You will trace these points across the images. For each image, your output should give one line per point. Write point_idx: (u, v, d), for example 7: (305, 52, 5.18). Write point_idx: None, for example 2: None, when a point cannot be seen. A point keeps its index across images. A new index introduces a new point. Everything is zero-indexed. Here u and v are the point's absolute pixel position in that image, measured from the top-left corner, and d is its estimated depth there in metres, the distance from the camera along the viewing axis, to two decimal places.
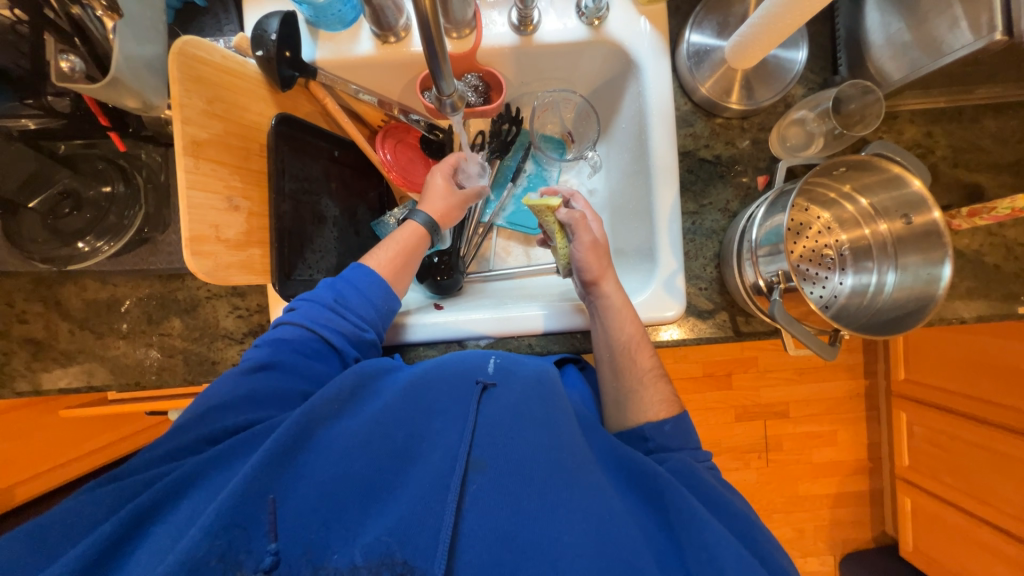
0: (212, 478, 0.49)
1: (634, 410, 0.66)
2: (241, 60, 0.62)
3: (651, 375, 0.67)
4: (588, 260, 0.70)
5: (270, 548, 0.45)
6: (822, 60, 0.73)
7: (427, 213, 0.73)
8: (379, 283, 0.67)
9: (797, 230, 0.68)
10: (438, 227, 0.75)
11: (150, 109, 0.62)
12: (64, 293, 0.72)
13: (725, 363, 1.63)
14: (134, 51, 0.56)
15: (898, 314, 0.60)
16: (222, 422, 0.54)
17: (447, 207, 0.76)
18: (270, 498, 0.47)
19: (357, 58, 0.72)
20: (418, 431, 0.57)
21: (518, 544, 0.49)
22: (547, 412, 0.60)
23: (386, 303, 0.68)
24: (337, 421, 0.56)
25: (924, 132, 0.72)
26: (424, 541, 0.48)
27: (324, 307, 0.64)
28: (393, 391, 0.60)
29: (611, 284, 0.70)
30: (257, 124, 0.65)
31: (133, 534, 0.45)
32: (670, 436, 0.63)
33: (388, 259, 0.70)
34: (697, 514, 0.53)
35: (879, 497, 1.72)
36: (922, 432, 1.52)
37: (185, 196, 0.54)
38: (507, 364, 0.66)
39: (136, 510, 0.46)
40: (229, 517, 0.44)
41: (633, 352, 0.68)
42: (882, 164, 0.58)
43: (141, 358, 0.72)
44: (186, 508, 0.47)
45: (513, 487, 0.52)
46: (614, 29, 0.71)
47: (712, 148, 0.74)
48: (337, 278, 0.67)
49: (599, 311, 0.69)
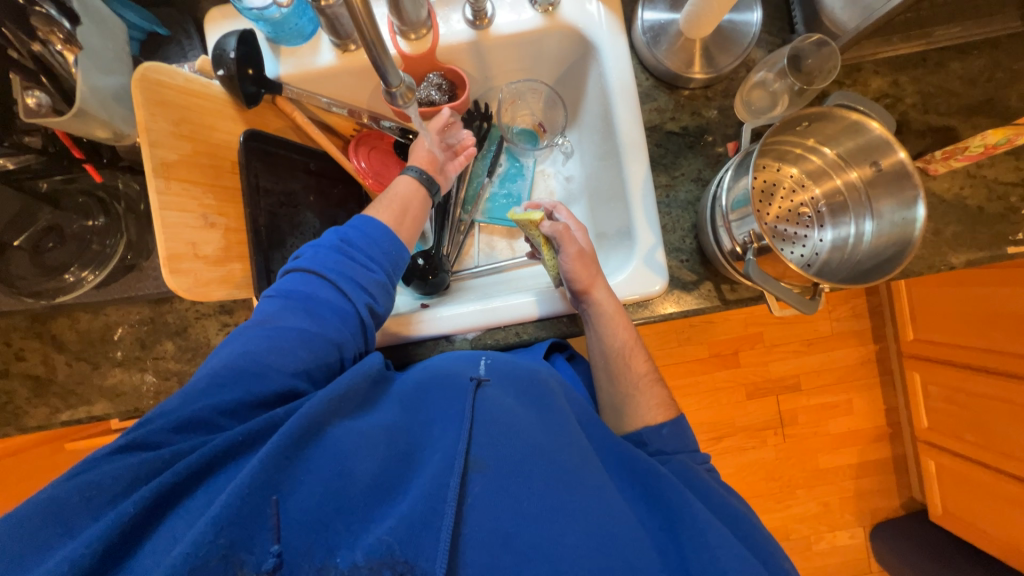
0: (231, 463, 0.48)
1: (631, 415, 0.66)
2: (205, 82, 0.63)
3: (645, 380, 0.68)
4: (577, 271, 0.67)
5: (273, 549, 0.44)
6: (779, 21, 0.73)
7: (419, 166, 0.74)
8: (385, 230, 0.68)
9: (769, 190, 0.68)
10: (433, 179, 0.76)
11: (122, 138, 0.64)
12: (58, 326, 0.73)
13: (731, 341, 1.62)
14: (99, 82, 0.58)
15: (875, 262, 0.60)
16: (236, 395, 0.51)
17: (435, 157, 0.76)
18: (273, 498, 0.45)
19: (320, 70, 0.74)
20: (417, 437, 0.57)
21: (517, 546, 0.48)
22: (548, 415, 0.60)
23: (393, 250, 0.68)
24: (347, 418, 0.55)
25: (890, 82, 0.72)
26: (427, 543, 0.47)
27: (332, 249, 0.65)
28: (394, 400, 0.60)
29: (603, 293, 0.68)
30: (227, 142, 0.67)
31: (150, 522, 0.43)
32: (667, 439, 0.63)
33: (386, 209, 0.70)
34: (698, 518, 0.53)
35: (902, 463, 1.68)
36: (938, 391, 1.50)
37: (159, 216, 0.56)
38: (501, 363, 0.65)
39: (153, 493, 0.43)
40: (232, 513, 0.42)
41: (629, 357, 0.68)
42: (841, 113, 0.58)
43: (138, 383, 0.74)
44: (202, 496, 0.45)
45: (513, 487, 0.52)
46: (568, 13, 0.72)
47: (678, 120, 0.74)
48: (342, 226, 0.68)
49: (592, 316, 0.69)
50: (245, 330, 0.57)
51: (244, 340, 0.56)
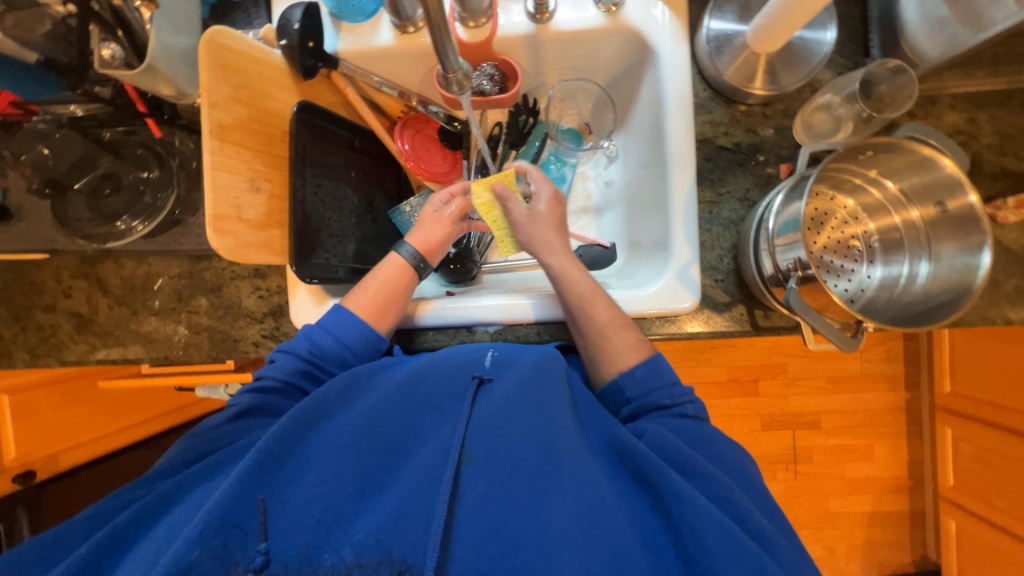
0: (209, 486, 0.54)
1: (607, 365, 0.66)
2: (267, 50, 0.65)
3: (612, 326, 0.66)
4: (523, 229, 0.72)
5: (260, 548, 0.49)
6: (852, 43, 0.70)
7: (412, 247, 0.73)
8: (360, 329, 0.67)
9: (819, 219, 0.66)
10: (425, 260, 0.74)
11: (184, 96, 0.67)
12: (104, 270, 0.77)
13: (752, 369, 1.57)
14: (170, 41, 0.61)
15: (929, 304, 0.57)
16: (213, 449, 0.59)
17: (434, 238, 0.75)
18: (260, 499, 0.51)
19: (377, 49, 0.74)
20: (413, 427, 0.59)
21: (505, 537, 0.50)
22: (541, 397, 0.59)
23: (368, 345, 0.68)
24: (329, 422, 0.59)
25: (966, 118, 0.67)
26: (417, 537, 0.50)
27: (302, 359, 0.66)
28: (387, 384, 0.62)
29: (555, 240, 0.72)
30: (280, 110, 0.68)
31: (111, 554, 0.50)
32: (643, 380, 0.64)
33: (367, 299, 0.70)
34: (678, 491, 0.52)
35: (919, 518, 1.61)
36: (970, 449, 1.42)
37: (210, 175, 0.57)
38: (505, 356, 0.66)
39: (110, 532, 0.50)
40: (217, 520, 0.47)
41: (589, 306, 0.67)
42: (911, 146, 0.55)
43: (171, 333, 0.77)
44: (167, 523, 0.51)
45: (503, 476, 0.53)
46: (631, 15, 0.70)
47: (732, 136, 0.72)
48: (315, 326, 0.68)
49: (553, 277, 0.70)
50: (220, 413, 0.64)
51: (221, 414, 0.63)
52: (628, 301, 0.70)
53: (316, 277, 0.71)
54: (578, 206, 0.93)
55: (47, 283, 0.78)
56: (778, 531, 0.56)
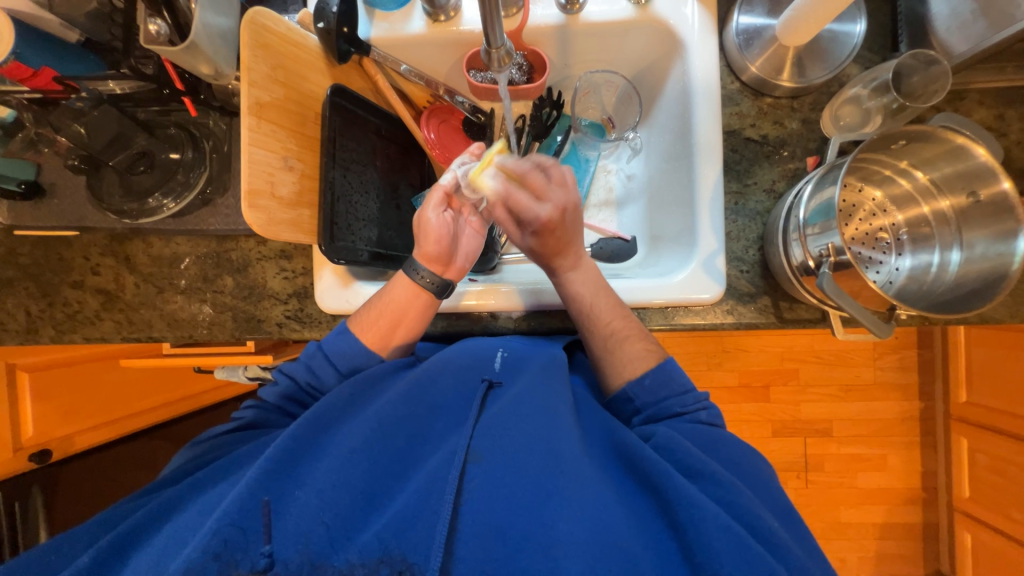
0: (208, 494, 0.56)
1: (614, 373, 0.67)
2: (303, 33, 0.66)
3: (613, 341, 0.66)
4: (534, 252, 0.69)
5: (264, 550, 0.49)
6: (881, 38, 0.70)
7: (423, 268, 0.69)
8: (363, 349, 0.67)
9: (848, 211, 0.66)
10: (444, 280, 0.70)
11: (221, 77, 0.68)
12: (133, 249, 0.78)
13: (763, 374, 1.55)
14: (211, 21, 0.62)
15: (960, 293, 0.57)
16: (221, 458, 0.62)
17: (440, 235, 0.70)
18: (264, 500, 0.52)
19: (409, 36, 0.75)
20: (421, 431, 0.60)
21: (510, 538, 0.50)
22: (544, 398, 0.60)
23: (375, 360, 0.67)
24: (339, 429, 0.60)
25: (994, 115, 0.68)
26: (420, 537, 0.51)
27: (302, 389, 0.67)
28: (396, 387, 0.63)
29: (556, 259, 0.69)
30: (314, 93, 0.69)
31: (115, 558, 0.53)
32: (653, 389, 0.64)
33: (374, 321, 0.68)
34: (685, 494, 0.52)
35: (933, 531, 1.58)
36: (986, 460, 1.40)
37: (246, 151, 0.58)
38: (514, 358, 0.67)
39: (112, 541, 0.53)
40: (228, 524, 0.49)
41: (591, 321, 0.67)
42: (945, 134, 0.56)
43: (195, 312, 0.78)
44: (164, 533, 0.53)
45: (508, 478, 0.54)
46: (660, 8, 0.71)
47: (759, 128, 0.72)
48: (320, 347, 0.67)
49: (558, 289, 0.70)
50: (225, 424, 0.67)
51: (225, 426, 0.67)
52: (654, 290, 0.70)
53: (344, 259, 0.72)
54: (600, 199, 0.93)
55: (76, 260, 0.78)
56: (789, 535, 0.55)
